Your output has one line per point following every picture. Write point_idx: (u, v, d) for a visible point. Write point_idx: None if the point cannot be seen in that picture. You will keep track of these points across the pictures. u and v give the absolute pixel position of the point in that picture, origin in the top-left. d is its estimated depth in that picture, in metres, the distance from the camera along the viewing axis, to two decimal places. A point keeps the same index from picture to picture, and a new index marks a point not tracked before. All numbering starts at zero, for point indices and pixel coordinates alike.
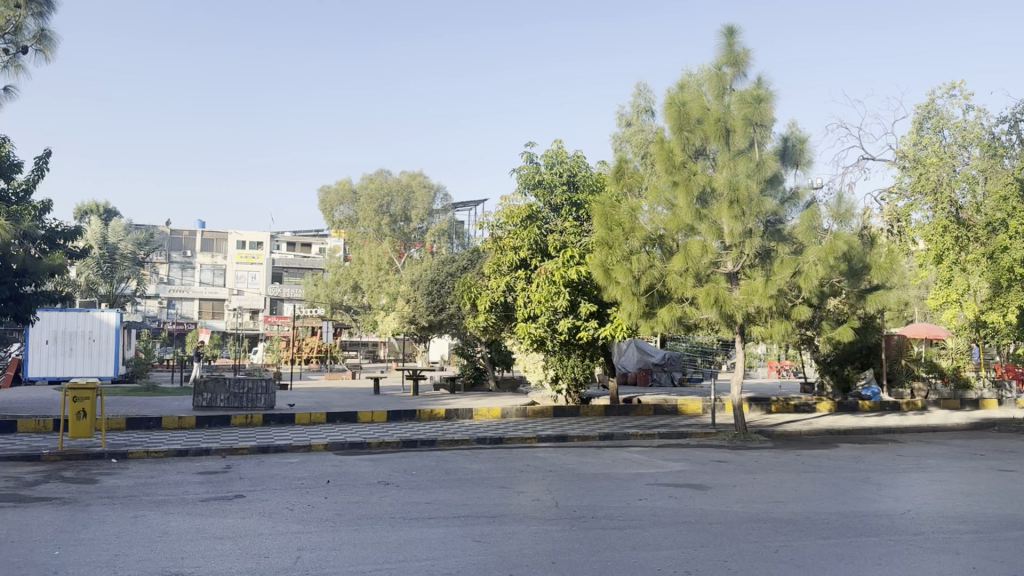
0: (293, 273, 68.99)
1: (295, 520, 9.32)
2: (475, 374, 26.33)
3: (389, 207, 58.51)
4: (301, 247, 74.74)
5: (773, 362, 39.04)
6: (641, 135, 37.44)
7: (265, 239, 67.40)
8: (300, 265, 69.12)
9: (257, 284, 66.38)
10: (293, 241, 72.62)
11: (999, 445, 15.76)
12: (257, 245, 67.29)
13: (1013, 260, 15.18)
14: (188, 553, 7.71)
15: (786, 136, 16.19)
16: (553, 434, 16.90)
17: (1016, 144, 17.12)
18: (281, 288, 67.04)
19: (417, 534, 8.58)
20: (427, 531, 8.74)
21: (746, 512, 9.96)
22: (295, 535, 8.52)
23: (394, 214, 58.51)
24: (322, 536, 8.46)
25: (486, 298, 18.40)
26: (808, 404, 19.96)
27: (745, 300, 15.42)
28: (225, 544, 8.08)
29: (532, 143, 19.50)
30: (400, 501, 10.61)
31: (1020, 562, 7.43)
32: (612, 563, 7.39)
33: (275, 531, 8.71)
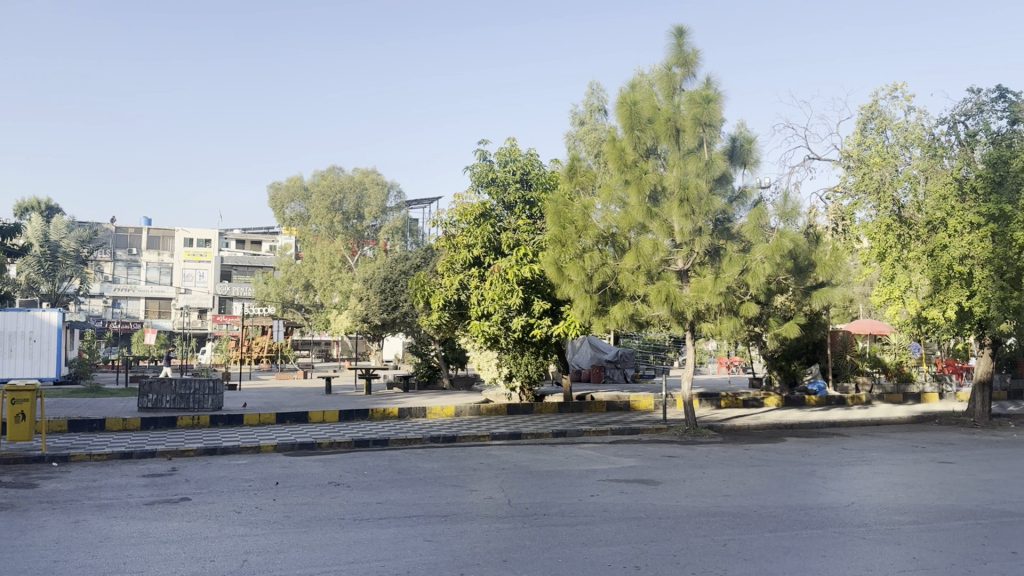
0: (241, 271, 67.94)
1: (241, 523, 9.16)
2: (429, 373, 26.30)
3: (341, 204, 58.02)
4: (250, 245, 73.76)
5: (724, 358, 39.78)
6: (595, 134, 37.66)
7: (213, 236, 66.27)
8: (250, 263, 68.13)
9: (204, 283, 65.24)
10: (242, 239, 71.60)
11: (940, 438, 16.24)
12: (205, 243, 66.10)
13: (952, 259, 15.88)
14: (130, 558, 7.53)
15: (735, 136, 16.47)
16: (505, 432, 16.90)
17: (954, 145, 17.68)
18: (230, 287, 66.04)
19: (367, 535, 8.50)
20: (378, 531, 8.66)
21: (696, 507, 10.08)
22: (242, 538, 8.37)
23: (347, 212, 58.06)
24: (270, 539, 8.33)
25: (439, 296, 18.33)
26: (756, 400, 20.32)
27: (695, 297, 15.62)
28: (168, 549, 7.90)
29: (484, 140, 19.47)
30: (352, 500, 10.51)
31: (957, 551, 7.66)
32: (563, 560, 7.43)
33: (220, 534, 8.56)
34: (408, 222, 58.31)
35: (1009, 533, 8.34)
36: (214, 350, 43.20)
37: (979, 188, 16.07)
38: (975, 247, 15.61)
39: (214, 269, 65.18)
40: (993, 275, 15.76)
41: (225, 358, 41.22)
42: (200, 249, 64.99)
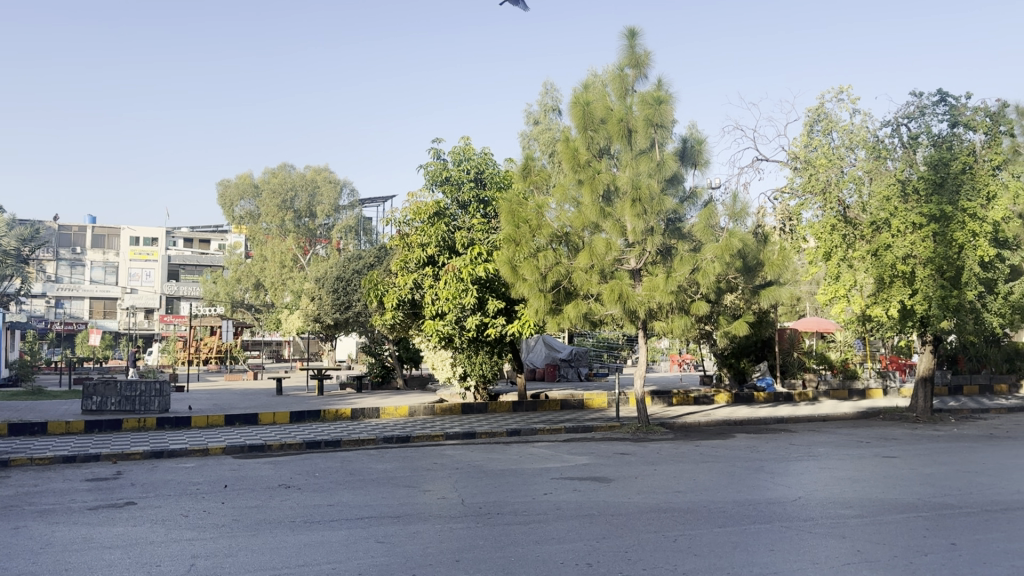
0: (189, 270, 66.54)
1: (189, 527, 8.97)
2: (383, 373, 26.21)
3: (292, 202, 57.28)
4: (197, 243, 72.51)
5: (677, 355, 40.40)
6: (549, 134, 37.79)
7: (160, 234, 64.84)
8: (198, 262, 66.84)
9: (151, 283, 63.76)
10: (189, 237, 70.22)
11: (883, 433, 16.67)
12: (152, 242, 64.62)
13: (895, 258, 16.40)
14: (72, 565, 7.33)
15: (686, 137, 16.67)
16: (459, 432, 16.85)
17: (897, 147, 18.17)
18: (177, 287, 64.58)
19: (318, 538, 8.40)
20: (330, 534, 8.56)
21: (647, 503, 10.19)
22: (189, 542, 8.21)
23: (298, 209, 57.46)
24: (218, 543, 8.18)
25: (393, 295, 18.19)
26: (706, 396, 20.63)
27: (647, 296, 15.77)
28: (113, 555, 7.71)
29: (438, 138, 19.41)
30: (304, 500, 10.39)
31: (898, 544, 7.87)
32: (516, 558, 7.44)
33: (167, 539, 8.38)
34: (361, 220, 57.84)
35: (949, 524, 8.59)
36: (163, 351, 42.32)
37: (921, 189, 16.56)
38: (917, 247, 16.17)
39: (161, 268, 63.79)
40: (933, 275, 16.25)
41: (174, 359, 40.43)
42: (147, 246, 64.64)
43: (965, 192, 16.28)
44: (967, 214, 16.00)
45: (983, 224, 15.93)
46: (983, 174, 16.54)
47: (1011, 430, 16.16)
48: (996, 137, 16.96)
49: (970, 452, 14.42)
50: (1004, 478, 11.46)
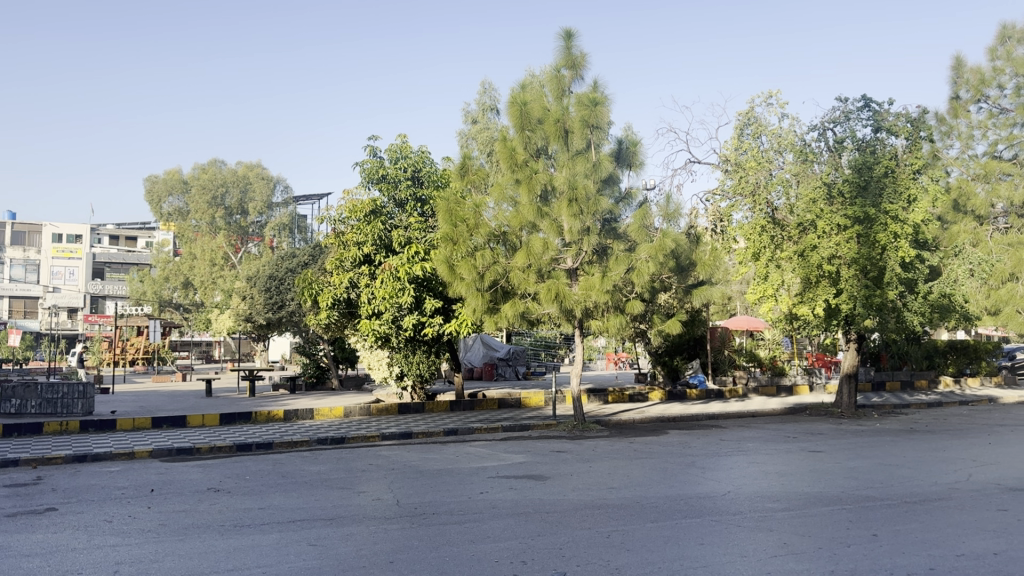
0: (115, 269, 64.66)
1: (113, 533, 8.67)
2: (318, 373, 25.93)
3: (223, 198, 56.09)
4: (122, 241, 70.26)
5: (613, 354, 40.99)
6: (487, 133, 37.87)
7: (85, 231, 63.02)
8: (124, 260, 65.03)
9: (75, 282, 61.62)
10: (115, 235, 68.54)
11: (809, 428, 17.22)
12: (76, 239, 62.74)
13: (821, 259, 16.95)
14: None
15: (620, 139, 16.84)
16: (395, 432, 16.72)
17: (824, 151, 18.77)
18: (102, 285, 62.52)
19: (249, 541, 8.22)
20: (260, 538, 8.38)
21: (582, 500, 10.29)
22: (113, 548, 7.94)
23: (230, 206, 56.32)
24: (144, 549, 7.93)
25: (327, 294, 17.94)
26: (641, 394, 20.96)
27: (583, 295, 15.90)
28: (31, 563, 7.39)
29: (374, 136, 19.24)
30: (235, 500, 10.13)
31: (821, 536, 8.10)
32: (452, 558, 7.40)
33: (89, 545, 8.09)
34: (295, 217, 56.91)
35: (870, 516, 8.88)
36: (87, 351, 40.89)
37: (846, 192, 17.22)
38: (842, 248, 16.74)
39: (85, 266, 61.85)
40: (858, 275, 16.86)
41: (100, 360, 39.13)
42: (70, 243, 62.08)
43: (887, 195, 16.98)
44: (889, 216, 16.64)
45: (904, 225, 16.62)
46: (905, 177, 17.34)
47: (929, 424, 16.85)
48: (917, 142, 17.70)
49: (890, 446, 14.98)
50: (922, 471, 11.86)
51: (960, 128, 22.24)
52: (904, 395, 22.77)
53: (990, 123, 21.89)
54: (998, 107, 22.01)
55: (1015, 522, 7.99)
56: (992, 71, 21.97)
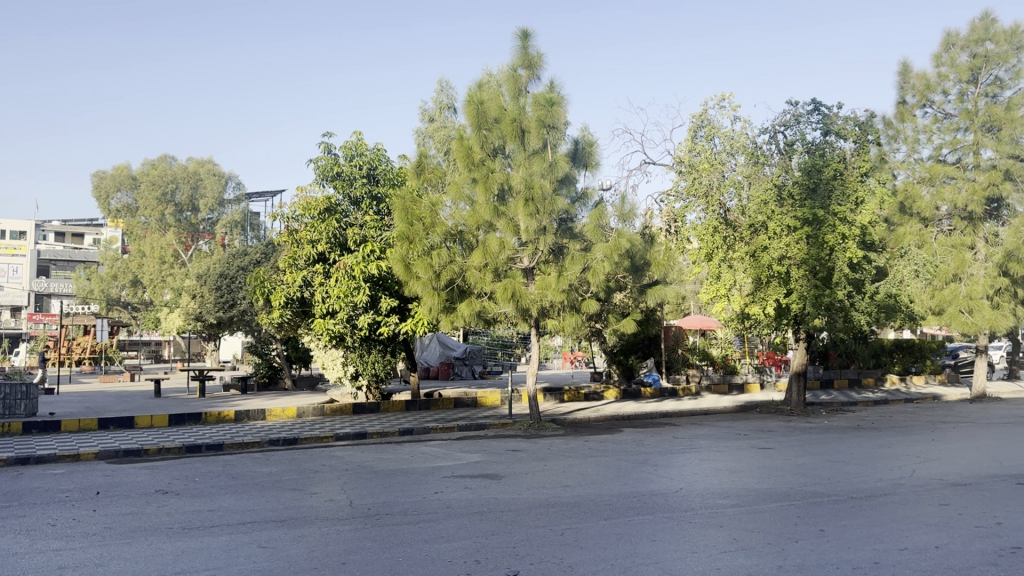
0: (61, 266, 63.21)
1: (56, 537, 8.04)
2: (270, 374, 25.62)
3: (173, 195, 55.01)
4: (68, 239, 68.84)
5: (569, 353, 41.29)
6: (445, 131, 37.72)
7: (30, 228, 61.82)
8: (70, 257, 63.59)
9: (18, 278, 60.64)
10: (62, 231, 67.35)
11: (760, 425, 17.53)
12: (20, 236, 61.44)
13: (772, 259, 17.30)
14: None
15: (577, 139, 16.89)
16: (349, 433, 16.55)
17: (775, 153, 19.09)
18: (47, 283, 61.07)
19: (196, 544, 7.24)
20: (207, 540, 7.38)
21: (536, 498, 9.53)
22: (55, 553, 7.24)
23: (179, 203, 55.22)
24: (89, 552, 7.14)
25: (280, 293, 17.68)
26: (597, 392, 21.14)
27: (539, 295, 15.93)
28: None
29: (329, 133, 19.05)
30: (185, 498, 9.78)
31: (771, 531, 7.41)
32: (403, 558, 6.50)
33: (31, 550, 7.47)
34: (247, 215, 55.94)
35: (818, 512, 8.28)
36: (32, 351, 39.89)
37: (796, 194, 17.61)
38: (792, 248, 17.11)
39: (29, 264, 60.52)
40: (807, 275, 17.26)
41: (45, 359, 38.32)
42: (14, 240, 62.50)
43: (836, 197, 17.44)
44: (837, 218, 17.05)
45: (852, 227, 17.03)
46: (852, 180, 17.75)
47: (875, 422, 17.26)
48: (864, 145, 18.17)
49: (837, 444, 15.32)
50: (868, 468, 11.96)
51: (906, 133, 22.84)
52: (853, 395, 22.57)
53: (935, 128, 22.52)
54: (942, 113, 22.66)
55: (957, 515, 7.75)
56: (937, 77, 22.61)
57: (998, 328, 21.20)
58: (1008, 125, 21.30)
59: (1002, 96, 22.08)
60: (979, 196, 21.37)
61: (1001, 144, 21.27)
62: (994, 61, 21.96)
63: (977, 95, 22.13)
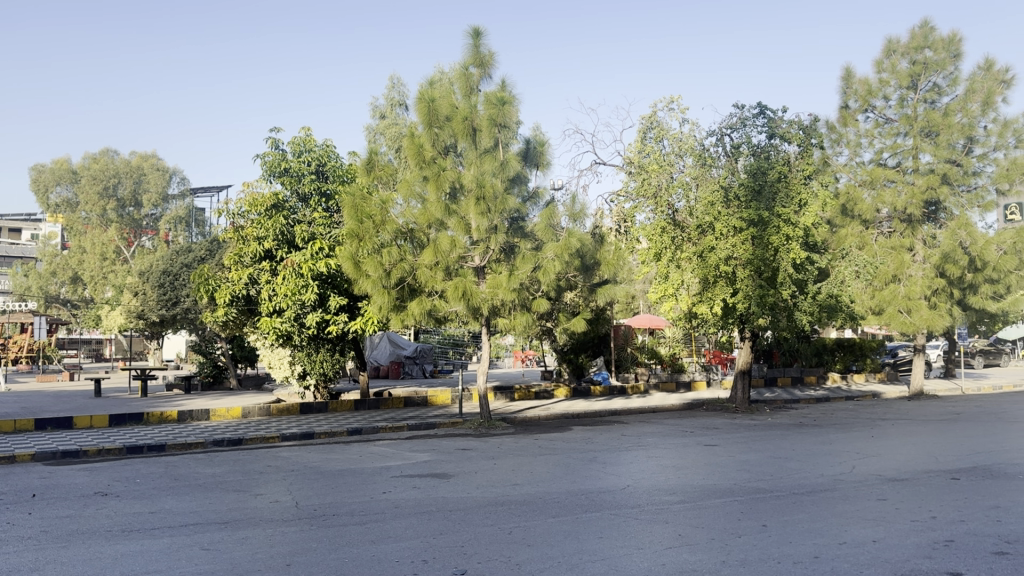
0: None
1: None
2: (215, 373, 25.18)
3: (116, 190, 53.81)
4: (5, 234, 67.06)
5: (519, 352, 41.38)
6: (396, 129, 37.47)
7: None
8: (7, 253, 61.80)
9: None
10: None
11: (707, 423, 17.77)
12: None
13: (718, 259, 17.54)
14: None
15: (529, 138, 16.89)
16: (296, 433, 16.35)
17: (722, 155, 19.35)
18: None
19: (136, 547, 7.08)
20: (147, 543, 7.22)
21: (485, 497, 9.54)
22: None
23: (122, 198, 54.03)
24: (22, 558, 6.92)
25: (225, 291, 17.38)
26: (547, 391, 21.21)
27: (490, 293, 15.90)
28: None
29: (277, 129, 18.78)
30: (125, 499, 9.58)
31: (716, 527, 7.51)
32: (350, 559, 6.45)
33: None
34: (193, 211, 54.88)
35: (761, 507, 8.42)
36: None
37: (742, 195, 17.92)
38: (738, 249, 17.39)
39: None
40: (753, 275, 17.55)
41: None
42: None
43: (780, 199, 17.79)
44: (782, 220, 17.43)
45: (796, 228, 17.41)
46: (797, 183, 18.11)
47: (817, 419, 17.64)
48: (808, 148, 18.55)
49: (781, 440, 15.61)
50: (809, 464, 12.22)
51: (848, 137, 23.38)
52: (796, 395, 22.24)
53: (876, 132, 23.06)
54: (883, 117, 23.23)
55: (894, 510, 7.96)
56: (878, 82, 23.16)
57: (935, 327, 21.84)
58: (945, 130, 21.94)
59: (940, 102, 22.71)
60: (918, 199, 21.97)
61: (939, 149, 21.89)
62: (932, 68, 22.59)
63: (917, 101, 22.73)
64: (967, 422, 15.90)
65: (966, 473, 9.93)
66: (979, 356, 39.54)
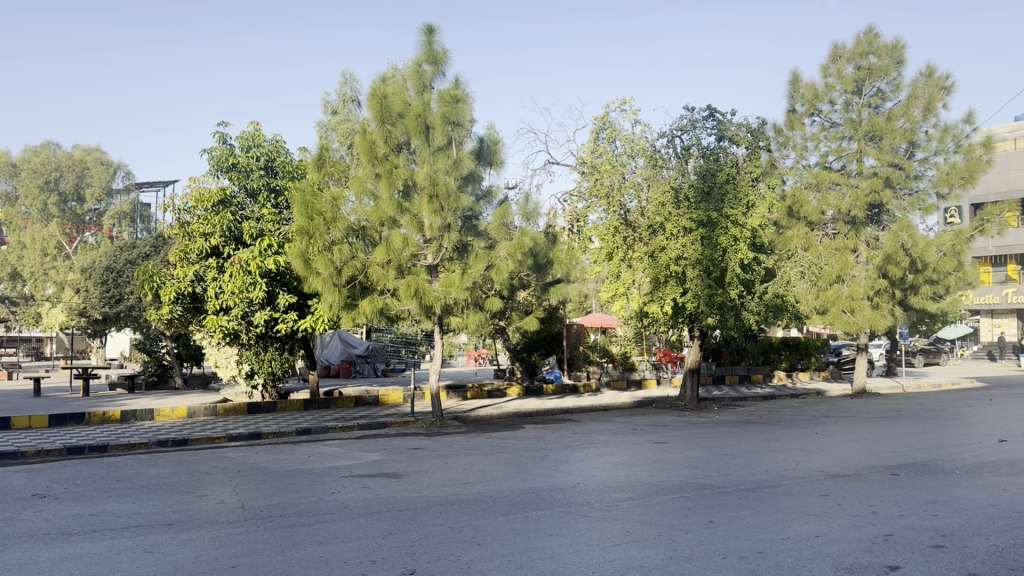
0: None
1: None
2: (159, 372, 24.70)
3: (57, 183, 52.51)
4: None
5: (472, 351, 41.33)
6: (348, 125, 37.07)
7: None
8: None
9: None
10: None
11: (656, 420, 17.97)
12: None
13: (669, 259, 17.74)
14: None
15: (482, 136, 16.86)
16: (243, 433, 16.11)
17: (672, 157, 19.55)
18: None
19: (76, 550, 6.91)
20: (87, 546, 7.04)
21: (435, 496, 9.51)
22: None
23: (64, 192, 52.75)
24: None
25: (171, 288, 17.03)
26: (499, 390, 21.25)
27: (443, 292, 15.84)
28: None
29: (225, 122, 18.50)
30: (64, 502, 9.34)
31: (664, 523, 7.59)
32: (297, 560, 6.38)
33: None
34: (138, 206, 53.74)
35: (708, 504, 8.53)
36: None
37: (691, 197, 18.14)
38: (688, 249, 17.60)
39: None
40: (702, 275, 17.85)
41: None
42: None
43: (728, 201, 18.05)
44: (730, 220, 17.72)
45: (743, 230, 17.70)
46: (745, 185, 18.39)
47: (764, 416, 17.95)
48: (756, 151, 18.86)
49: (729, 437, 15.84)
50: (755, 461, 12.43)
51: (795, 140, 23.82)
52: (745, 395, 21.99)
53: (822, 136, 23.53)
54: (829, 121, 23.70)
55: (837, 505, 8.14)
56: (824, 87, 23.63)
57: (877, 327, 22.40)
58: (888, 135, 22.46)
59: (883, 107, 23.27)
60: (861, 202, 22.48)
61: (882, 153, 22.40)
62: (876, 74, 23.12)
63: (862, 105, 23.25)
64: (909, 420, 16.30)
65: (906, 469, 10.18)
66: (920, 355, 40.57)
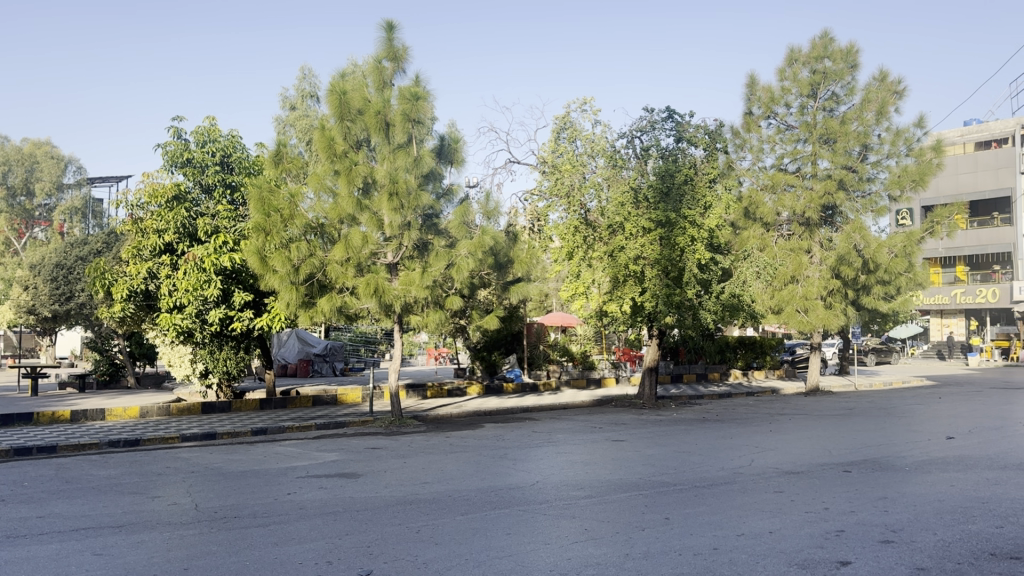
0: None
1: None
2: (111, 371, 24.22)
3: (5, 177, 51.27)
4: None
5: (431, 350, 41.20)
6: (306, 121, 36.62)
7: None
8: None
9: None
10: None
11: (615, 419, 18.07)
12: None
13: (627, 259, 17.84)
14: None
15: (443, 135, 16.79)
16: (197, 433, 15.87)
17: (632, 157, 19.67)
18: None
19: (21, 554, 6.74)
20: (33, 549, 6.88)
21: (393, 495, 9.46)
22: None
23: (12, 186, 51.53)
24: None
25: (122, 285, 16.69)
26: (459, 389, 21.23)
27: (403, 290, 15.76)
28: None
29: (179, 117, 18.21)
30: (10, 504, 9.10)
31: (621, 520, 7.64)
32: (251, 562, 6.31)
33: None
34: (90, 202, 52.69)
35: (665, 501, 8.60)
36: None
37: (650, 197, 18.26)
38: (647, 249, 17.72)
39: None
40: (660, 275, 17.99)
41: None
42: None
43: (687, 201, 18.19)
44: (688, 221, 17.88)
45: (700, 230, 17.87)
46: (702, 186, 18.58)
47: (721, 415, 18.15)
48: (713, 152, 19.07)
49: (686, 435, 15.99)
50: (711, 458, 12.58)
51: (751, 142, 24.13)
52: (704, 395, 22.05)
53: (778, 138, 23.87)
54: (785, 124, 24.05)
55: (791, 502, 8.26)
56: (781, 90, 23.96)
57: (830, 326, 22.79)
58: (842, 137, 22.87)
59: (837, 111, 23.68)
60: (815, 203, 22.86)
61: (836, 155, 22.76)
62: (831, 78, 23.54)
63: (816, 108, 23.65)
64: (862, 418, 16.59)
65: (858, 466, 10.37)
66: (872, 355, 41.34)
